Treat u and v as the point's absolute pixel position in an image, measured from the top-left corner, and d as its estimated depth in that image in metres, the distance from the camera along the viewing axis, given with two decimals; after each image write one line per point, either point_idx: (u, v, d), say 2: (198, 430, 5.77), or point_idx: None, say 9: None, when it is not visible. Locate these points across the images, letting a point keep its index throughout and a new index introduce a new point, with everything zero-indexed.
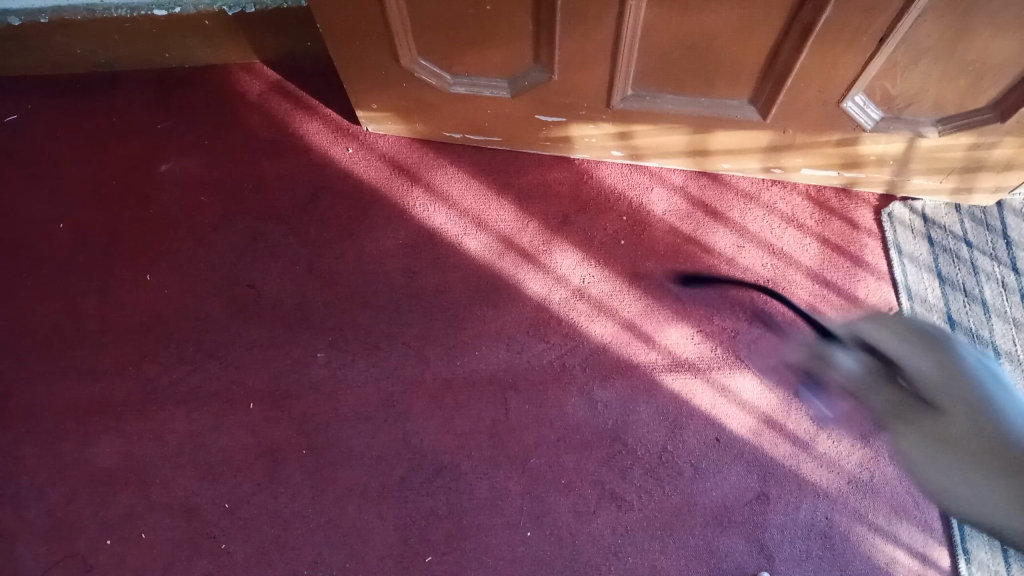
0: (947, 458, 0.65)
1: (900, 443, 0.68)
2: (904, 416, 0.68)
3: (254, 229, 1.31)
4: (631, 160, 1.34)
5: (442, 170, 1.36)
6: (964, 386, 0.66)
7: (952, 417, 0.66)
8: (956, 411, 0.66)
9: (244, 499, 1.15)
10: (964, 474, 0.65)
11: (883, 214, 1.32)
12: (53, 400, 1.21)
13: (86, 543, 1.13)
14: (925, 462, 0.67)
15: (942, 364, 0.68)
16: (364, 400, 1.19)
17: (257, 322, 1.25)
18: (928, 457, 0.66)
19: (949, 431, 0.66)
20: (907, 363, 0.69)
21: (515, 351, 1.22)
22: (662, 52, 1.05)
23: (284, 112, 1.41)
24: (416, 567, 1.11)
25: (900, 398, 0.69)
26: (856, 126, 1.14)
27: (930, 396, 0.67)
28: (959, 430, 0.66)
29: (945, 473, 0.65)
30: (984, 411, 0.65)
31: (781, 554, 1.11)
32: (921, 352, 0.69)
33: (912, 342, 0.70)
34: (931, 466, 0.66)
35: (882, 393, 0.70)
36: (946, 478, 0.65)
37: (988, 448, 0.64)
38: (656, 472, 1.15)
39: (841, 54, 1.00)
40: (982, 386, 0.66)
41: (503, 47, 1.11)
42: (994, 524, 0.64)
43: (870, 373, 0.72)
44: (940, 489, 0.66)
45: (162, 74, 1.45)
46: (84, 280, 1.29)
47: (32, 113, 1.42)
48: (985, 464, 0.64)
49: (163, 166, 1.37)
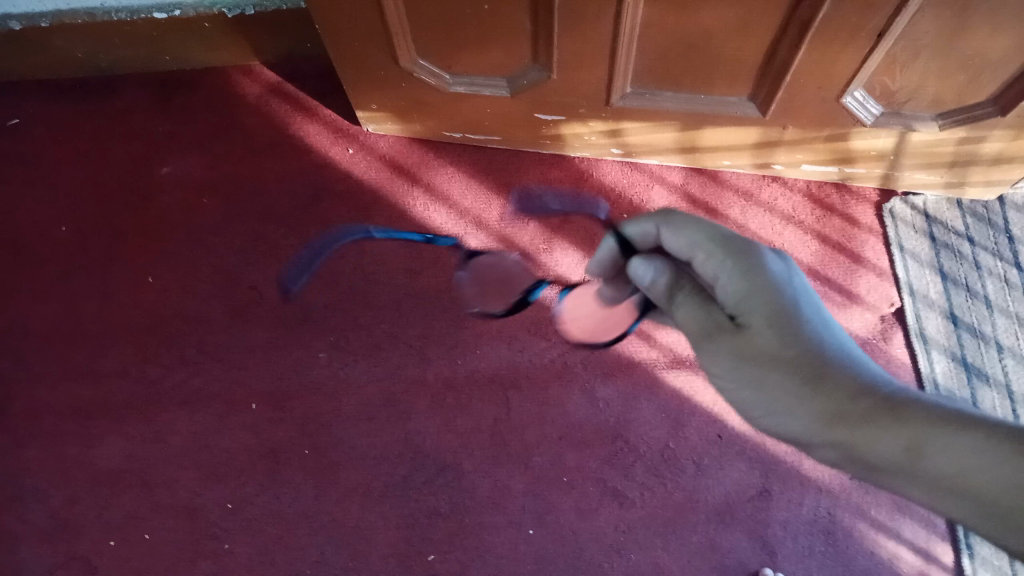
0: (758, 383, 0.60)
1: (718, 362, 0.63)
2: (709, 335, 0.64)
3: (254, 230, 1.32)
4: (621, 157, 1.35)
5: (441, 170, 1.36)
6: (770, 299, 0.62)
7: (755, 332, 0.61)
8: (761, 325, 0.61)
9: (247, 499, 1.15)
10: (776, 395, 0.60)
11: (883, 211, 1.32)
12: (55, 403, 1.21)
13: (90, 544, 1.13)
14: (730, 379, 0.62)
15: (760, 284, 0.62)
16: (365, 400, 1.19)
17: (259, 323, 1.25)
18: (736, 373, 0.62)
19: (749, 346, 0.61)
20: (717, 279, 0.65)
21: (516, 350, 1.22)
22: (661, 50, 1.06)
23: (284, 114, 1.41)
24: (419, 566, 1.11)
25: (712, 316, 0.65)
26: (856, 122, 1.14)
27: (739, 312, 0.63)
28: (763, 344, 0.61)
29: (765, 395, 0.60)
30: (789, 318, 0.61)
31: (783, 550, 1.11)
32: (729, 259, 0.64)
33: (716, 253, 0.65)
34: (756, 394, 0.61)
35: (697, 306, 0.65)
36: (762, 395, 0.61)
37: (801, 377, 0.59)
38: (658, 469, 1.15)
39: (839, 50, 1.00)
40: (792, 298, 0.63)
41: (501, 47, 1.11)
42: (813, 442, 0.59)
43: (684, 285, 0.66)
44: (770, 417, 0.61)
45: (162, 77, 1.45)
46: (85, 282, 1.29)
47: (33, 117, 1.43)
48: (766, 379, 0.60)
49: (163, 168, 1.37)
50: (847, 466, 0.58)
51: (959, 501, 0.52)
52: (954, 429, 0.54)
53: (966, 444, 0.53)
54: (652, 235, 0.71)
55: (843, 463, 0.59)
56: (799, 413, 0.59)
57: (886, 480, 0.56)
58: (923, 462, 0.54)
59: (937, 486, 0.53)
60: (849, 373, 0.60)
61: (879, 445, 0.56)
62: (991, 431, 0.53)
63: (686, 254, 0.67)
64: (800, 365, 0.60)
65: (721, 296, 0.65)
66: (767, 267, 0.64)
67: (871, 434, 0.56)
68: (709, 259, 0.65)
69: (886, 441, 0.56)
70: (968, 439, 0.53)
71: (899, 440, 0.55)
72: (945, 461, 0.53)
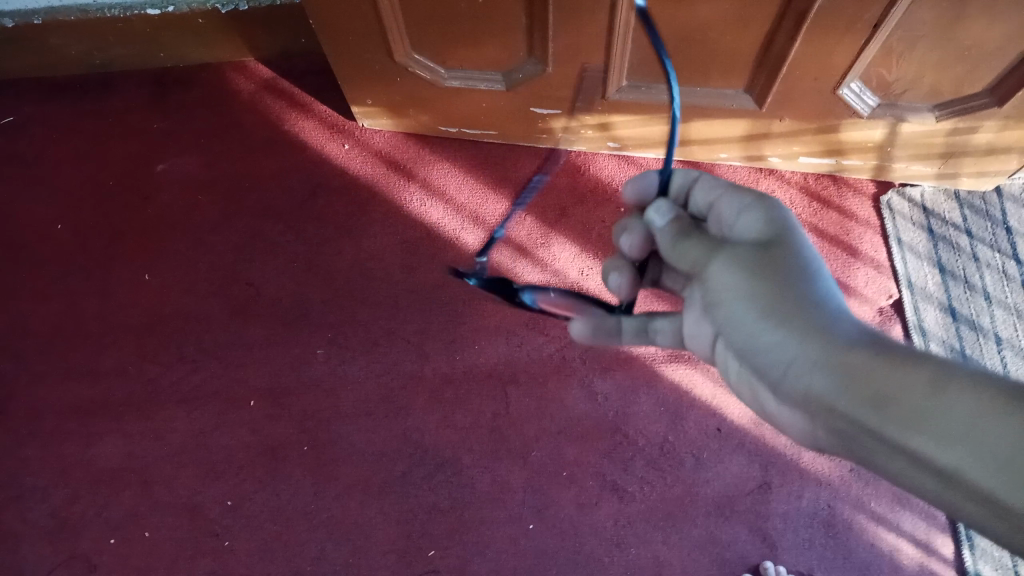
0: (771, 297, 0.58)
1: (729, 283, 0.61)
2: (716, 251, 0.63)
3: (252, 227, 1.31)
4: (613, 151, 1.34)
5: (438, 165, 1.36)
6: (794, 240, 0.62)
7: (772, 253, 0.60)
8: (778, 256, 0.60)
9: (246, 496, 1.15)
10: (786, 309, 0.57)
11: (881, 203, 1.32)
12: (54, 402, 1.21)
13: (90, 542, 1.13)
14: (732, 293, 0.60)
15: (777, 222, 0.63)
16: (364, 396, 1.19)
17: (256, 320, 1.25)
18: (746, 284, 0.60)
19: (763, 262, 0.60)
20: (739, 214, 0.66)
21: (515, 345, 1.21)
22: (656, 42, 1.05)
23: (280, 110, 1.40)
24: (419, 562, 1.11)
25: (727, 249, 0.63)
26: (853, 113, 1.13)
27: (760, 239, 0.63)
28: (778, 273, 0.59)
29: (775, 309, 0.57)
30: (807, 262, 0.60)
31: (783, 543, 1.11)
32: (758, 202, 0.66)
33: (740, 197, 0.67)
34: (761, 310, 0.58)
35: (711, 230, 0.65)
36: (771, 313, 0.57)
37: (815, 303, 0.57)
38: (657, 463, 1.15)
39: (836, 41, 0.99)
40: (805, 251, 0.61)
41: (497, 42, 1.10)
42: (819, 369, 0.54)
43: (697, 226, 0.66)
44: (777, 334, 0.57)
45: (157, 74, 1.45)
46: (83, 281, 1.29)
47: (29, 115, 1.42)
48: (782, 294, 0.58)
49: (159, 166, 1.37)
50: (842, 399, 0.51)
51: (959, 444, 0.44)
52: (979, 385, 0.45)
53: (982, 404, 0.44)
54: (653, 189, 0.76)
55: (840, 393, 0.52)
56: (807, 329, 0.55)
57: (887, 421, 0.48)
58: (937, 406, 0.46)
59: (939, 428, 0.45)
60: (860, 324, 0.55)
61: (894, 377, 0.49)
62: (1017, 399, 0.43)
63: (711, 201, 0.71)
64: (807, 297, 0.57)
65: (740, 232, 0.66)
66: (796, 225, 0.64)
67: (883, 367, 0.50)
68: (732, 199, 0.68)
69: (901, 373, 0.48)
70: (971, 397, 0.45)
71: (906, 375, 0.48)
72: (955, 406, 0.45)
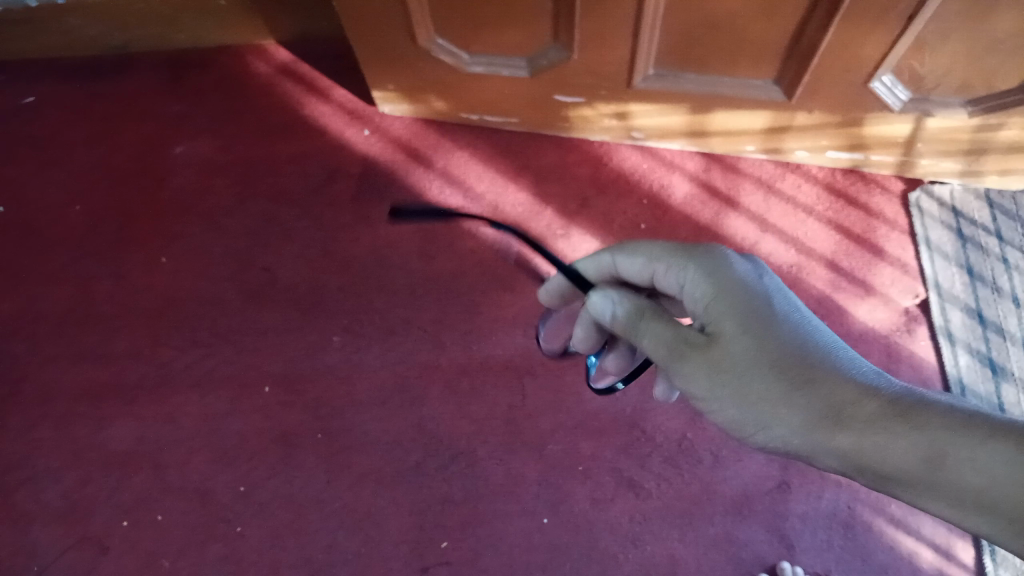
0: (740, 392, 0.58)
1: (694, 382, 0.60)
2: (677, 354, 0.61)
3: (269, 212, 1.30)
4: (636, 141, 1.32)
5: (457, 153, 1.34)
6: (738, 301, 0.61)
7: (724, 340, 0.60)
8: (729, 330, 0.60)
9: (258, 483, 1.14)
10: (764, 397, 0.57)
11: (910, 199, 1.29)
12: (67, 383, 1.21)
13: (102, 525, 1.13)
14: (711, 398, 0.59)
15: (724, 284, 0.62)
16: (378, 384, 1.18)
17: (272, 306, 1.24)
18: (719, 386, 0.59)
19: (721, 357, 0.59)
20: (683, 287, 0.66)
21: (532, 337, 1.20)
22: (684, 30, 1.03)
23: (298, 95, 1.39)
24: (431, 554, 1.10)
25: (676, 334, 0.62)
26: (884, 107, 1.11)
27: (707, 324, 0.61)
28: (734, 361, 0.58)
29: (756, 407, 0.57)
30: (761, 318, 0.60)
31: (801, 544, 1.09)
32: (693, 266, 0.65)
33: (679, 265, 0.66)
34: (742, 409, 0.58)
35: (663, 325, 0.63)
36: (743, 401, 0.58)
37: (786, 373, 0.57)
38: (675, 459, 1.13)
39: (869, 30, 0.97)
40: (759, 296, 0.61)
41: (521, 26, 1.09)
42: (812, 456, 0.56)
43: (638, 313, 0.64)
44: (763, 430, 0.57)
45: (175, 56, 1.44)
46: (98, 262, 1.28)
47: (47, 96, 1.42)
48: (749, 377, 0.57)
49: (176, 149, 1.36)
50: (856, 475, 0.55)
51: (982, 511, 0.48)
52: (978, 441, 0.49)
53: (989, 453, 0.48)
54: (608, 270, 0.73)
55: (851, 472, 0.55)
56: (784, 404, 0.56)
57: (904, 490, 0.52)
58: (944, 473, 0.50)
59: (958, 498, 0.49)
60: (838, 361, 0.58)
61: (887, 453, 0.52)
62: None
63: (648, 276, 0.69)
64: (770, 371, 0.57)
65: (692, 310, 0.65)
66: (734, 272, 0.63)
67: (873, 439, 0.53)
68: (669, 273, 0.67)
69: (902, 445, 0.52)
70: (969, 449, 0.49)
71: (910, 442, 0.51)
72: (969, 471, 0.49)
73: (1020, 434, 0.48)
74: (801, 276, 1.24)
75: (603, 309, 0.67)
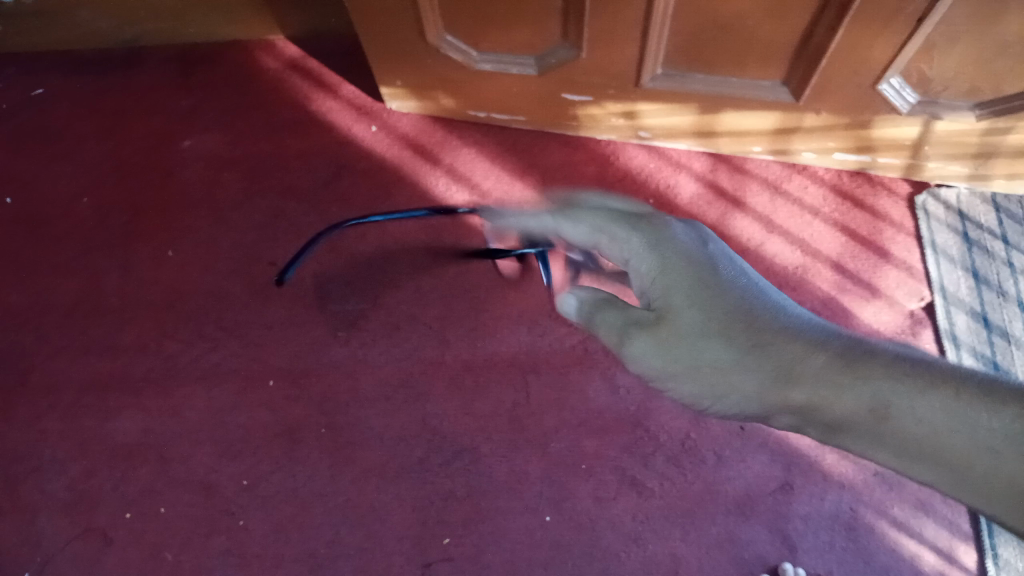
0: (695, 366, 0.58)
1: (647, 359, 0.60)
2: (625, 331, 0.60)
3: (275, 206, 1.31)
4: (643, 141, 1.33)
5: (464, 151, 1.34)
6: (687, 277, 0.60)
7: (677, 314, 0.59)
8: (676, 305, 0.59)
9: (262, 477, 1.14)
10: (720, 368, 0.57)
11: (916, 202, 1.29)
12: (74, 375, 1.21)
13: (105, 517, 1.13)
14: (667, 374, 0.59)
15: (667, 259, 0.61)
16: (383, 380, 1.18)
17: (278, 300, 1.24)
18: (673, 360, 0.59)
19: (672, 334, 0.59)
20: (628, 260, 0.64)
21: (537, 334, 1.21)
22: (693, 30, 1.03)
23: (306, 90, 1.40)
24: (433, 550, 1.09)
25: (627, 315, 0.60)
26: (892, 110, 1.11)
27: (657, 299, 0.61)
28: (684, 336, 0.58)
29: (714, 378, 0.58)
30: (709, 290, 0.60)
31: (804, 545, 1.09)
32: (634, 237, 0.63)
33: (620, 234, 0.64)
34: (696, 379, 0.58)
35: (614, 309, 0.61)
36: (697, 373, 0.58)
37: (731, 342, 0.57)
38: (678, 458, 1.13)
39: (878, 33, 0.97)
40: (697, 266, 0.61)
41: (531, 24, 1.09)
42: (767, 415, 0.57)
43: (589, 297, 0.62)
44: (721, 396, 0.58)
45: (184, 51, 1.44)
46: (105, 255, 1.29)
47: (57, 88, 1.42)
48: (698, 349, 0.58)
49: (185, 143, 1.36)
50: (810, 431, 0.56)
51: (920, 456, 0.50)
52: (919, 390, 0.50)
53: (930, 402, 0.50)
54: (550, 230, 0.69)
55: (805, 428, 0.56)
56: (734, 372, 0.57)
57: (855, 441, 0.54)
58: (888, 423, 0.51)
59: (903, 446, 0.51)
60: (785, 320, 0.58)
61: (836, 408, 0.53)
62: (961, 387, 0.50)
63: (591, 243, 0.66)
64: (717, 341, 0.58)
65: (637, 283, 0.63)
66: (677, 241, 0.63)
67: (823, 396, 0.53)
68: (613, 242, 0.64)
69: (848, 402, 0.52)
70: (922, 397, 0.50)
71: (857, 397, 0.52)
72: (911, 421, 0.50)
73: (960, 382, 0.50)
74: (807, 277, 1.24)
75: (569, 308, 0.64)
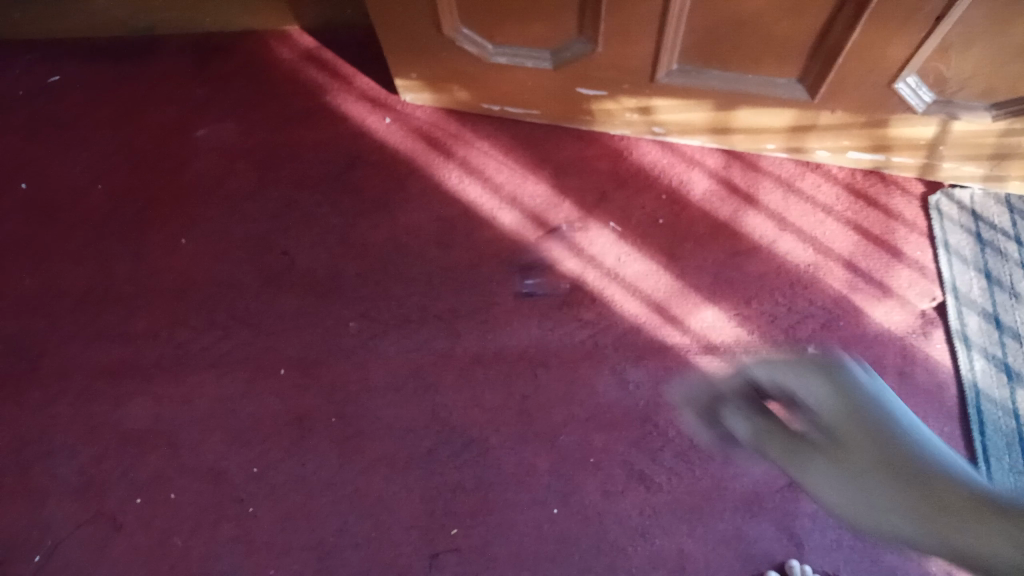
0: (854, 476, 0.49)
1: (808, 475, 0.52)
2: (797, 455, 0.53)
3: (289, 196, 1.31)
4: (657, 136, 1.33)
5: (477, 144, 1.35)
6: (875, 415, 0.50)
7: (855, 445, 0.50)
8: (840, 438, 0.50)
9: (272, 465, 1.15)
10: (880, 502, 0.48)
11: (930, 202, 1.28)
12: (87, 360, 1.22)
13: (116, 502, 1.14)
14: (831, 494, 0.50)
15: (838, 392, 0.51)
16: (394, 371, 1.19)
17: (290, 290, 1.25)
18: (843, 494, 0.49)
19: (849, 459, 0.50)
20: (799, 391, 0.53)
21: (547, 328, 1.21)
22: (709, 25, 1.03)
23: (320, 81, 1.40)
24: (440, 541, 1.10)
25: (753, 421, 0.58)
26: (907, 109, 1.10)
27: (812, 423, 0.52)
28: (865, 460, 0.49)
29: (866, 502, 0.48)
30: (879, 420, 0.50)
31: (810, 543, 1.09)
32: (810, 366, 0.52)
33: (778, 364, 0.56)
34: (869, 509, 0.48)
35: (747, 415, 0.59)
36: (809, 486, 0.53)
37: (906, 467, 0.48)
38: (686, 455, 1.14)
39: (896, 32, 0.96)
40: (874, 401, 0.51)
41: (547, 18, 1.09)
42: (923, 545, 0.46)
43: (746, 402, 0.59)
44: (868, 525, 0.49)
45: (200, 40, 1.45)
46: (119, 242, 1.30)
47: (74, 75, 1.43)
48: (873, 472, 0.48)
49: (199, 131, 1.37)
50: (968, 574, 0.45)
51: None
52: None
53: None
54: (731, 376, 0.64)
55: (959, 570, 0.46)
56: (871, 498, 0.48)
57: None
58: None
59: None
60: (943, 462, 0.48)
61: (969, 543, 0.44)
62: None
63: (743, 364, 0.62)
64: (882, 467, 0.48)
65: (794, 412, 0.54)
66: (854, 376, 0.52)
67: (957, 530, 0.44)
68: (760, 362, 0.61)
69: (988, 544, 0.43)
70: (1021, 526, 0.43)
71: (1005, 531, 0.43)
72: None
73: None
74: (818, 276, 1.24)
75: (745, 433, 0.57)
